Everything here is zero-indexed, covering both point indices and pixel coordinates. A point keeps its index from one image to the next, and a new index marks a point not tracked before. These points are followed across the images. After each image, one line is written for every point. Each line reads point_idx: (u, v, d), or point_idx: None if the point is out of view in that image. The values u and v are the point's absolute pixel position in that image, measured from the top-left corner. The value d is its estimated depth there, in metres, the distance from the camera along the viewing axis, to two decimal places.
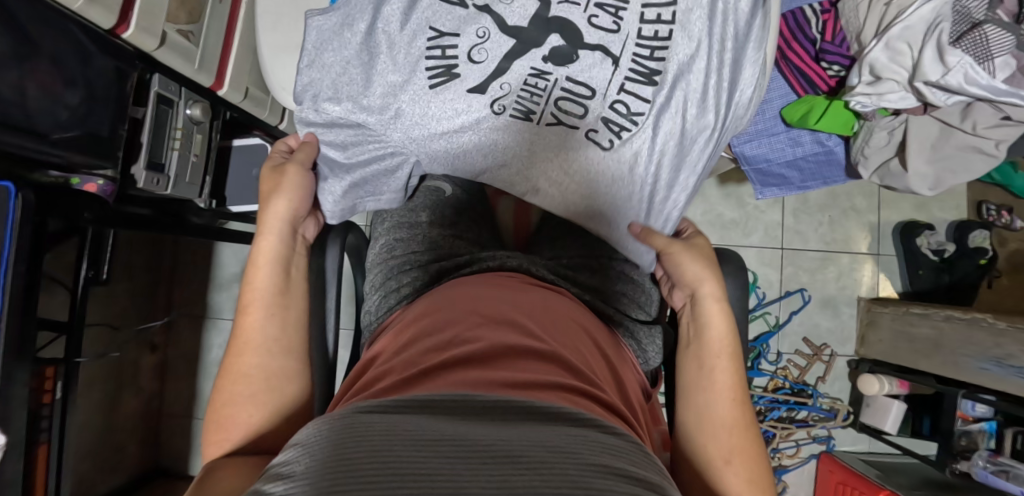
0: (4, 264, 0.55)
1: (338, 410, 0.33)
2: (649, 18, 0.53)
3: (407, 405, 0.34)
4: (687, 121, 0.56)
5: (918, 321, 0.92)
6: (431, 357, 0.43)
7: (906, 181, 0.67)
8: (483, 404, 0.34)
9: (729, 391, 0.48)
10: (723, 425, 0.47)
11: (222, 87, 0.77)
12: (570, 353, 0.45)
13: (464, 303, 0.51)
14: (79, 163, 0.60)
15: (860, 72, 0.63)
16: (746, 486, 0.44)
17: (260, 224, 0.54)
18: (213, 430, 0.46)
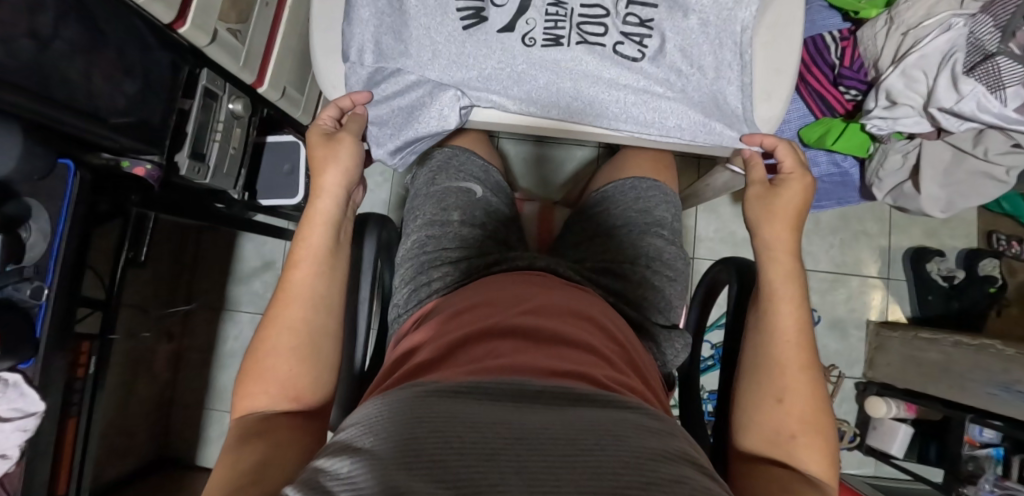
0: (57, 237, 0.57)
1: (401, 396, 0.39)
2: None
3: (458, 395, 0.39)
4: (691, 44, 0.64)
5: (925, 346, 0.94)
6: (471, 354, 0.48)
7: (918, 203, 0.69)
8: (527, 391, 0.40)
9: (804, 389, 0.48)
10: (795, 417, 0.48)
11: (262, 85, 0.81)
12: (592, 344, 0.51)
13: (506, 303, 0.55)
14: (129, 148, 0.64)
15: (877, 96, 0.66)
16: (801, 426, 0.47)
17: (314, 189, 0.57)
18: (252, 379, 0.49)
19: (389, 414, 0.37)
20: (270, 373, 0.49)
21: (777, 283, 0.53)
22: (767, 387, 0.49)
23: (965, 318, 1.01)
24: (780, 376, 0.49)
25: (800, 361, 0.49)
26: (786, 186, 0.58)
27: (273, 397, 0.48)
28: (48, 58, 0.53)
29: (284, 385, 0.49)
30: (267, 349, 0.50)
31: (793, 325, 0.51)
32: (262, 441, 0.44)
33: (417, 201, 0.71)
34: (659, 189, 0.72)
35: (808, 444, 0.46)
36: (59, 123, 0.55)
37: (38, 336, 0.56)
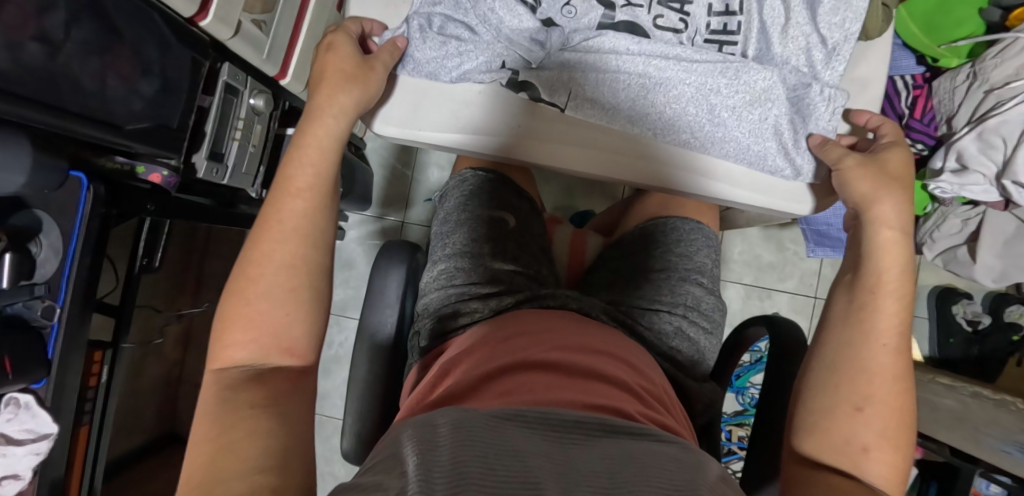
0: (70, 255, 0.54)
1: (441, 419, 0.34)
2: (717, 15, 0.54)
3: (494, 418, 0.34)
4: (749, 129, 0.54)
5: (943, 392, 0.92)
6: (502, 385, 0.43)
7: (971, 272, 0.67)
8: (560, 421, 0.36)
9: (889, 402, 0.39)
10: (882, 419, 0.39)
11: (285, 78, 0.75)
12: (628, 384, 0.47)
13: (542, 335, 0.51)
14: (145, 153, 0.59)
15: (946, 156, 0.62)
16: (879, 440, 0.38)
17: (295, 148, 0.47)
18: (231, 323, 0.40)
19: (423, 433, 0.33)
20: (256, 314, 0.41)
21: (885, 274, 0.43)
22: (851, 390, 0.40)
23: (984, 363, 0.99)
24: (864, 377, 0.40)
25: (897, 367, 0.40)
26: (889, 151, 0.50)
27: (254, 343, 0.40)
28: (61, 62, 0.48)
29: (272, 335, 0.41)
30: (267, 233, 0.43)
31: (887, 320, 0.42)
32: (241, 404, 0.36)
33: (446, 228, 0.67)
34: (702, 233, 0.69)
35: (883, 448, 0.38)
36: (71, 133, 0.51)
37: (49, 357, 0.54)
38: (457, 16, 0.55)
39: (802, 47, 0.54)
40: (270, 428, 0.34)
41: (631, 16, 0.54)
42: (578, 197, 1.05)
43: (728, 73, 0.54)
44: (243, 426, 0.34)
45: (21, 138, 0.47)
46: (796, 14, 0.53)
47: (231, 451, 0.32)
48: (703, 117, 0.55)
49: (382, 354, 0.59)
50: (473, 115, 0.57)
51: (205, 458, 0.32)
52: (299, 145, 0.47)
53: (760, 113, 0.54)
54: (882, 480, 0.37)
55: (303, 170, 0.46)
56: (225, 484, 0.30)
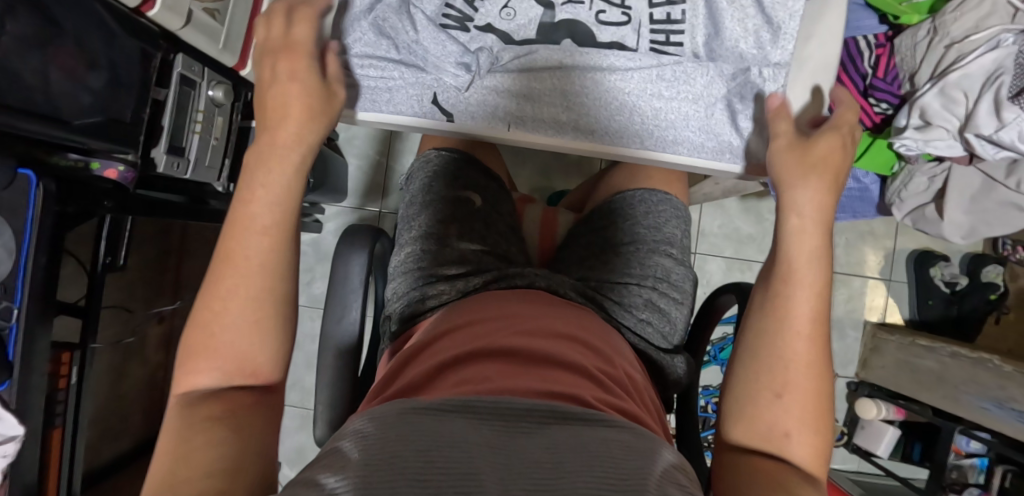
0: (25, 254, 0.53)
1: (385, 409, 0.35)
2: (660, 4, 0.53)
3: (438, 411, 0.34)
4: (699, 125, 0.56)
5: (922, 353, 0.93)
6: (461, 373, 0.43)
7: (938, 229, 0.67)
8: (514, 410, 0.35)
9: (809, 386, 0.40)
10: (801, 398, 0.40)
11: (244, 68, 0.74)
12: (587, 364, 0.46)
13: (506, 318, 0.51)
14: (99, 149, 0.58)
15: (909, 114, 0.61)
16: (796, 423, 0.39)
17: (251, 170, 0.44)
18: (195, 352, 0.40)
19: (374, 417, 0.34)
20: (219, 341, 0.40)
21: (796, 264, 0.43)
22: (763, 381, 0.41)
23: (962, 324, 1.00)
24: (778, 362, 0.41)
25: (813, 354, 0.41)
26: (823, 136, 0.49)
27: (219, 371, 0.40)
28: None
29: (239, 361, 0.40)
30: (227, 263, 0.41)
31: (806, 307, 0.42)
32: (199, 420, 0.36)
33: (411, 211, 0.66)
34: (670, 204, 0.69)
35: (801, 427, 0.39)
36: (14, 129, 0.50)
37: (11, 359, 0.53)
38: (389, 39, 0.55)
39: (750, 30, 0.52)
40: (227, 441, 0.34)
41: (570, 14, 0.53)
42: (555, 178, 1.05)
43: (666, 76, 0.54)
44: (199, 438, 0.34)
45: None
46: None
47: (185, 462, 0.32)
48: (651, 114, 0.56)
49: (350, 342, 0.58)
50: (425, 124, 0.59)
51: (163, 468, 0.32)
52: (257, 166, 0.44)
53: (705, 108, 0.55)
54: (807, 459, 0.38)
55: (255, 198, 0.43)
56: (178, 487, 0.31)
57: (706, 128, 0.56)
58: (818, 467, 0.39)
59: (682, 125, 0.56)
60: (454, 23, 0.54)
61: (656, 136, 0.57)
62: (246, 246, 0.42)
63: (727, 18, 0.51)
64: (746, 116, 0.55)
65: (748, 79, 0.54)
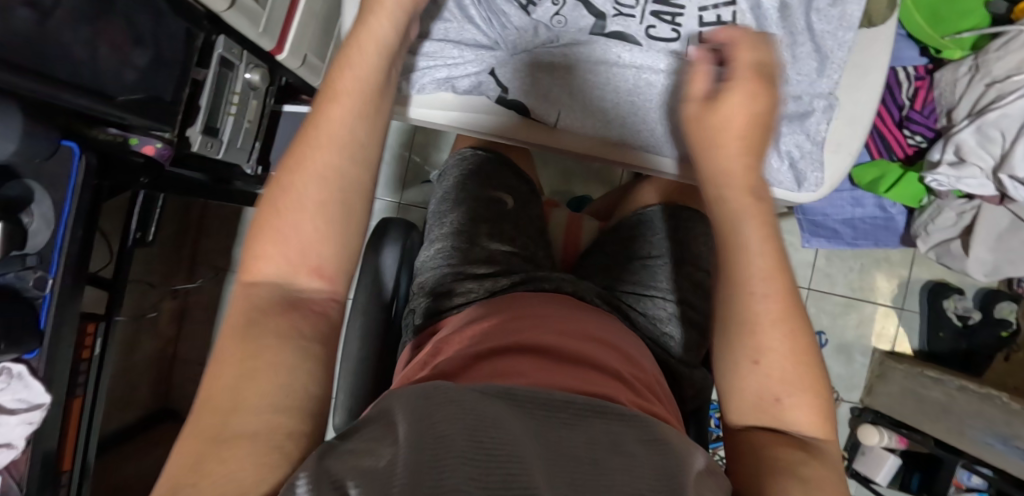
0: (61, 226, 0.53)
1: (402, 397, 0.30)
2: (710, 23, 0.52)
3: (485, 395, 0.31)
4: None
5: (929, 384, 0.92)
6: (489, 366, 0.43)
7: (963, 265, 0.67)
8: (551, 399, 0.33)
9: (790, 336, 0.34)
10: (787, 354, 0.34)
11: (281, 52, 0.72)
12: (622, 371, 0.46)
13: (537, 317, 0.51)
14: (138, 125, 0.58)
15: (944, 148, 0.62)
16: (780, 383, 0.34)
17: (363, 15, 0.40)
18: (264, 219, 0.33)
19: (400, 403, 0.29)
20: (286, 223, 0.33)
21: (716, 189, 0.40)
22: (745, 359, 0.34)
23: (971, 359, 1.00)
24: (764, 335, 0.34)
25: (782, 293, 0.35)
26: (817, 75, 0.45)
27: (286, 258, 0.32)
28: (50, 28, 0.47)
29: (305, 242, 0.33)
30: (308, 141, 0.35)
31: (771, 266, 0.35)
32: (267, 317, 0.31)
33: (443, 208, 0.67)
34: (698, 219, 0.69)
35: (805, 402, 0.34)
36: (60, 101, 0.50)
37: (42, 328, 0.54)
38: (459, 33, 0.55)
39: (800, 59, 0.52)
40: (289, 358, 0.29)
41: (619, 27, 0.52)
42: (575, 183, 1.05)
43: None
44: (264, 358, 0.28)
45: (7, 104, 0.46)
46: (797, 19, 0.51)
47: (245, 390, 0.27)
48: None
49: (374, 331, 0.59)
50: (476, 123, 0.59)
51: (219, 392, 0.27)
52: (350, 52, 0.39)
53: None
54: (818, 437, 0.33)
55: (345, 77, 0.37)
56: (236, 417, 0.26)
57: None
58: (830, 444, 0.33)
59: None
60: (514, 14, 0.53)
61: None
62: (343, 89, 0.37)
63: (776, 42, 0.51)
64: (792, 140, 0.54)
65: (801, 106, 0.53)
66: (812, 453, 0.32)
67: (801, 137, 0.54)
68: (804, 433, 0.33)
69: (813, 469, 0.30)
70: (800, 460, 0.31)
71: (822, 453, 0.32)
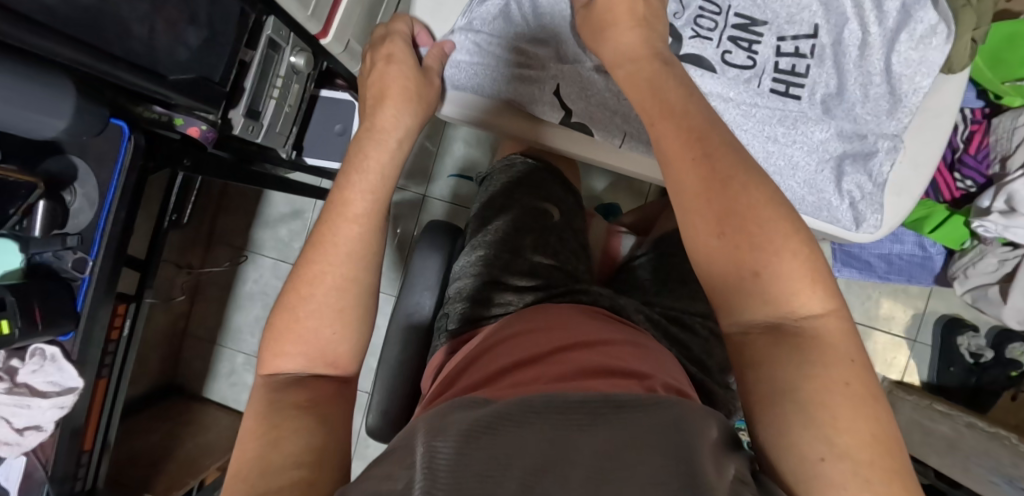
0: (106, 208, 0.52)
1: (443, 421, 0.33)
2: (787, 54, 0.51)
3: (525, 408, 0.33)
4: (807, 179, 0.52)
5: (938, 418, 0.94)
6: (534, 376, 0.42)
7: (999, 312, 0.67)
8: (567, 403, 0.34)
9: (779, 225, 0.33)
10: (779, 239, 0.33)
11: (326, 37, 0.69)
12: (666, 375, 0.47)
13: (584, 332, 0.50)
14: (185, 105, 0.56)
15: (996, 196, 0.61)
16: (798, 279, 0.32)
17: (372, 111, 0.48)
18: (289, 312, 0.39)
19: (441, 433, 0.31)
20: (304, 325, 0.39)
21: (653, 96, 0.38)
22: (738, 288, 0.34)
23: (978, 396, 1.02)
24: (739, 253, 0.33)
25: (747, 184, 0.34)
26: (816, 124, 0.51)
27: (304, 357, 0.39)
28: (112, 4, 0.45)
29: (328, 336, 0.39)
30: (323, 253, 0.40)
31: (700, 176, 0.34)
32: (286, 405, 0.35)
33: (487, 213, 0.66)
34: None
35: (804, 297, 0.33)
36: (114, 79, 0.48)
37: (78, 309, 0.53)
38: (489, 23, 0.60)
39: (869, 98, 0.51)
40: (311, 426, 0.34)
41: (696, 49, 0.51)
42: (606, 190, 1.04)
43: (787, 120, 0.51)
44: (289, 424, 0.34)
45: (63, 78, 0.44)
46: (875, 59, 0.50)
47: (274, 448, 0.32)
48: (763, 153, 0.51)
49: (417, 333, 0.61)
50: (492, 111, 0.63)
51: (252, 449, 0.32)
52: (358, 165, 0.44)
53: (817, 163, 0.52)
54: (827, 325, 0.33)
55: (361, 193, 0.43)
56: (275, 473, 0.30)
57: (815, 181, 0.52)
58: (835, 317, 0.33)
59: (794, 173, 0.52)
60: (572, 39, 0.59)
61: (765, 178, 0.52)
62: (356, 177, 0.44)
63: (851, 80, 0.51)
64: (853, 180, 0.52)
65: (865, 145, 0.51)
66: (826, 356, 0.31)
67: (862, 177, 0.52)
68: (811, 327, 0.33)
69: (829, 397, 0.30)
70: (814, 363, 0.31)
71: (831, 347, 0.32)
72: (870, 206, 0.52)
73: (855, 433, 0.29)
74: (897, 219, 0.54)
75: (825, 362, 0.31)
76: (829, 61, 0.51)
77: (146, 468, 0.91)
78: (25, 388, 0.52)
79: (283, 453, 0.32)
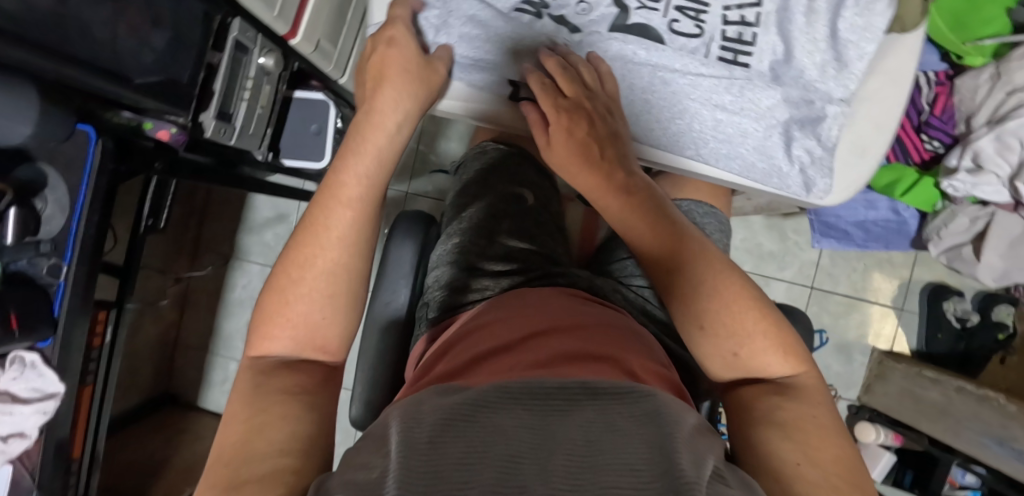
0: (77, 212, 0.52)
1: (416, 410, 0.33)
2: (734, 22, 0.51)
3: (496, 396, 0.33)
4: (761, 143, 0.52)
5: (927, 385, 0.94)
6: (510, 363, 0.42)
7: (973, 270, 0.67)
8: (540, 388, 0.34)
9: (748, 311, 0.39)
10: (752, 328, 0.38)
11: (294, 37, 0.69)
12: (638, 350, 0.49)
13: (563, 314, 0.51)
14: (154, 109, 0.57)
15: (961, 155, 0.62)
16: (771, 354, 0.38)
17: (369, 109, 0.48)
18: (277, 311, 0.42)
19: (411, 423, 0.31)
20: (311, 327, 0.42)
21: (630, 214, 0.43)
22: (722, 364, 0.39)
23: (967, 360, 1.02)
24: (713, 343, 0.39)
25: (723, 284, 0.39)
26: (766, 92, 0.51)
27: (292, 340, 0.42)
28: (71, 7, 0.45)
29: (309, 331, 0.42)
30: (315, 243, 0.43)
31: (672, 285, 0.40)
32: (268, 394, 0.38)
33: (462, 202, 0.66)
34: (715, 216, 0.69)
35: (777, 365, 0.38)
36: (79, 84, 0.48)
37: (55, 315, 0.53)
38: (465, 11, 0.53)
39: (818, 63, 0.51)
40: (299, 416, 0.37)
41: (642, 19, 0.51)
42: None
43: (734, 89, 0.51)
44: (275, 409, 0.37)
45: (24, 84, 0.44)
46: (820, 25, 0.50)
47: (256, 438, 0.35)
48: (711, 119, 0.52)
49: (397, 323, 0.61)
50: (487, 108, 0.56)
51: (238, 433, 0.35)
52: (356, 152, 0.46)
53: (765, 129, 0.52)
54: (802, 382, 0.38)
55: (353, 178, 0.45)
56: (251, 463, 0.33)
57: (768, 144, 0.52)
58: (808, 375, 0.38)
59: (748, 137, 0.52)
60: (528, 7, 0.53)
61: (716, 142, 0.52)
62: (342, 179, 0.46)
63: (798, 46, 0.51)
64: (803, 146, 0.52)
65: (813, 110, 0.52)
66: (802, 402, 0.36)
67: (811, 142, 0.52)
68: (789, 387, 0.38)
69: (803, 424, 0.35)
70: (790, 410, 0.36)
71: (806, 397, 0.37)
72: (820, 171, 0.52)
73: (825, 450, 0.34)
74: (856, 184, 0.54)
75: (807, 409, 0.36)
76: (774, 28, 0.51)
77: (145, 477, 0.91)
78: (7, 395, 0.53)
79: (259, 448, 0.34)
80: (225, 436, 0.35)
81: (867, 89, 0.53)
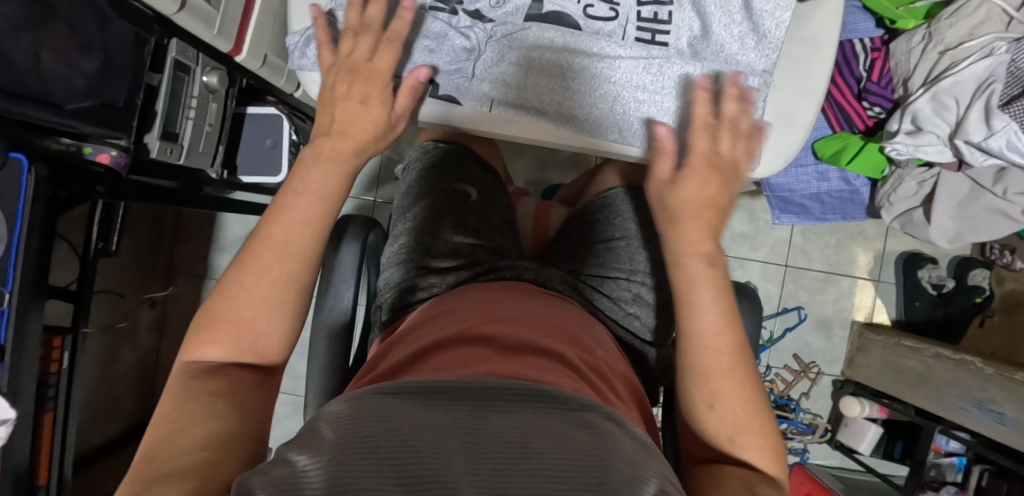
0: (15, 240, 0.54)
1: (346, 400, 0.30)
2: (648, 3, 0.52)
3: (423, 391, 0.30)
4: (685, 120, 0.53)
5: (907, 354, 0.93)
6: (445, 357, 0.41)
7: (926, 233, 0.68)
8: (482, 388, 0.31)
9: (750, 392, 0.40)
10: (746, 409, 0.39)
11: (240, 54, 0.69)
12: (580, 337, 0.48)
13: (526, 313, 0.49)
14: (91, 133, 0.57)
15: (902, 119, 0.62)
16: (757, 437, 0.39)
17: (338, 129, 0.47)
18: (215, 318, 0.41)
19: (339, 417, 0.28)
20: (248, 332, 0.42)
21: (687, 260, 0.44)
22: (713, 432, 0.40)
23: (947, 326, 1.01)
24: (714, 407, 0.40)
25: (737, 356, 0.40)
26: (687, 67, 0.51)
27: (230, 346, 0.41)
28: None
29: (243, 336, 0.42)
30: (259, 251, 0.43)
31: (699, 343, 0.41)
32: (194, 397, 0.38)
33: (407, 202, 0.67)
34: None
35: (762, 454, 0.39)
36: (8, 113, 0.49)
37: (2, 341, 0.54)
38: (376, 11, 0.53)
39: (736, 36, 0.51)
40: (226, 414, 0.37)
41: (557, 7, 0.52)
42: (551, 171, 1.05)
43: (655, 68, 0.52)
44: (199, 413, 0.37)
45: None
46: None
47: (173, 442, 0.34)
48: (635, 100, 0.53)
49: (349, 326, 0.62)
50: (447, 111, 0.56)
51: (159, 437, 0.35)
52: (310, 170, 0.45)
53: (689, 106, 0.53)
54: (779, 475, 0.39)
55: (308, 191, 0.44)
56: (165, 462, 0.33)
57: None
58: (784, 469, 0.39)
59: (673, 115, 0.53)
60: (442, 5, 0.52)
61: (643, 123, 0.53)
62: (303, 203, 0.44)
63: (713, 21, 0.51)
64: None
65: None
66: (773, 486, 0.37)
67: None
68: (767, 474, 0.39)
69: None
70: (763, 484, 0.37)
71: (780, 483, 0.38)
72: None
73: None
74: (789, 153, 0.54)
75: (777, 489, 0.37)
76: (689, 6, 0.51)
77: None
78: None
79: (176, 451, 0.33)
80: (146, 442, 0.35)
81: (789, 59, 0.54)
